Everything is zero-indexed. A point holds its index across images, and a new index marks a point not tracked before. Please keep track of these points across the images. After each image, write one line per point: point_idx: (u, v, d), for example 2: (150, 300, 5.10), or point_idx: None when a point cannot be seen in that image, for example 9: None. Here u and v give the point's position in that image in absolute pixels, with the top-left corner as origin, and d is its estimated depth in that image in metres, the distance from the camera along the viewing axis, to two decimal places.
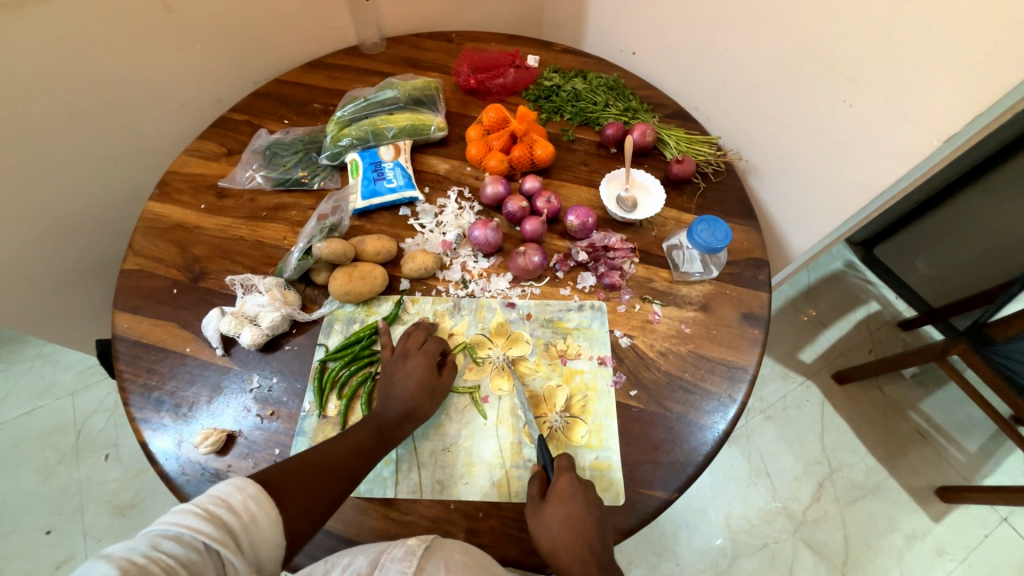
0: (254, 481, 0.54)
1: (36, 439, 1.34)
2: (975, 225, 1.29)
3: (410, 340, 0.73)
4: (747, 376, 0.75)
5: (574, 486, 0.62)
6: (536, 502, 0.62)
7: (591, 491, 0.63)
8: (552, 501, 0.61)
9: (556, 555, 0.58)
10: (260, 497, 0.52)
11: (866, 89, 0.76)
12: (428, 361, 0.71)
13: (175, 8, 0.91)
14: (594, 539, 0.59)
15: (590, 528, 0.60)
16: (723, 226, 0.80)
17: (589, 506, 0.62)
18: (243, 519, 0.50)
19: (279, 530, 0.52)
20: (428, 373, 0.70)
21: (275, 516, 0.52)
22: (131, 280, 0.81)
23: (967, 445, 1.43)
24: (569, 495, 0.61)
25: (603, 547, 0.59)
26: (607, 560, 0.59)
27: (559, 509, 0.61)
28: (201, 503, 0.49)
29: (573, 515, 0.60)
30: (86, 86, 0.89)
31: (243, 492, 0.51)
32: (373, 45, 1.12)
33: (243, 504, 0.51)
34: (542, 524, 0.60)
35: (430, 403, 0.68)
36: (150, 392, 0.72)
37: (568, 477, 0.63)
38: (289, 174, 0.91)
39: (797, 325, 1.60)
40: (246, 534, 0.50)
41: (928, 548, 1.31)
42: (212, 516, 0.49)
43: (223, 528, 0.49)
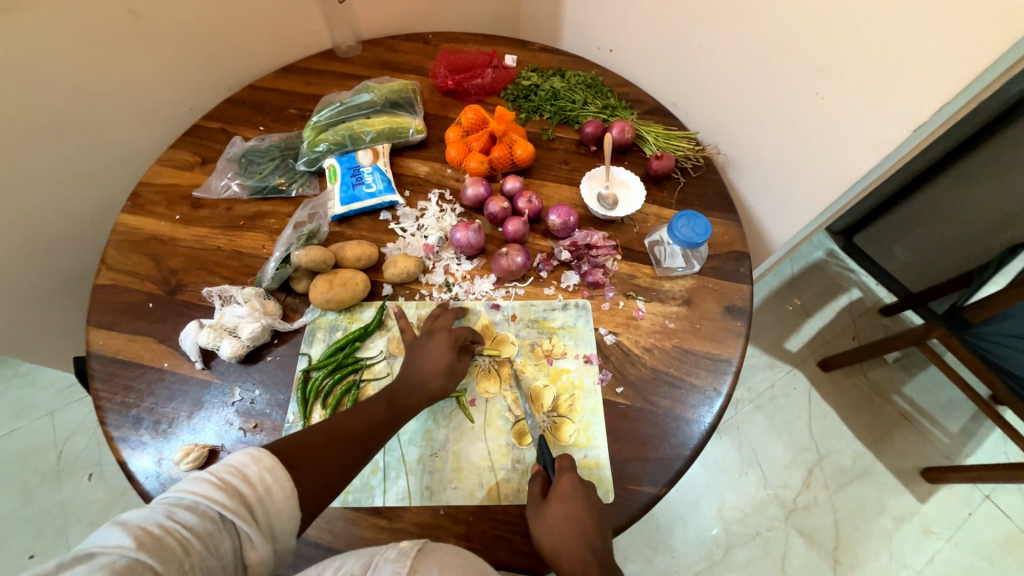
0: (269, 451, 0.53)
1: (14, 461, 1.30)
2: (948, 212, 1.32)
3: (437, 319, 0.74)
4: (731, 367, 0.76)
5: (577, 487, 0.62)
6: (538, 501, 0.62)
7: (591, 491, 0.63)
8: (555, 499, 0.61)
9: (559, 555, 0.58)
10: (276, 468, 0.51)
11: (836, 81, 0.77)
12: (453, 338, 0.72)
13: (142, 15, 0.89)
14: (595, 538, 0.59)
15: (592, 526, 0.59)
16: (703, 220, 0.81)
17: (590, 505, 0.61)
18: (258, 490, 0.49)
19: (294, 501, 0.51)
20: (449, 351, 0.70)
21: (290, 487, 0.51)
22: (105, 296, 0.79)
23: (949, 427, 1.47)
24: (571, 495, 0.61)
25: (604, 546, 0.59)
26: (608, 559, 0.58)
27: (559, 508, 0.60)
28: (217, 473, 0.49)
29: (573, 517, 0.59)
30: (51, 96, 0.86)
31: (259, 462, 0.50)
32: (348, 49, 1.10)
33: (259, 475, 0.50)
34: (542, 528, 0.60)
35: (447, 381, 0.68)
36: (128, 410, 0.70)
37: (569, 477, 0.63)
38: (266, 181, 0.89)
39: (782, 315, 1.62)
40: (262, 505, 0.49)
41: (915, 528, 1.34)
42: (227, 486, 0.48)
43: (239, 500, 0.48)
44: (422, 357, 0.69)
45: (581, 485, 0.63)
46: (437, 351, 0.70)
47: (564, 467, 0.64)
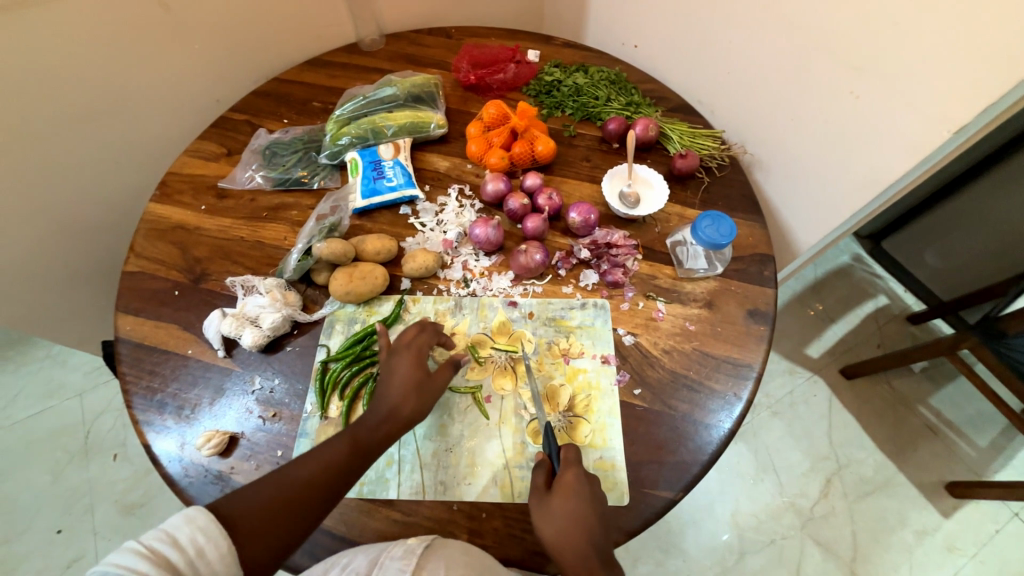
0: (204, 512, 0.53)
1: (46, 439, 1.35)
2: (985, 218, 1.27)
3: (400, 338, 0.69)
4: (753, 373, 0.74)
5: (582, 481, 0.61)
6: (542, 493, 0.61)
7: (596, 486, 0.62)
8: (557, 493, 0.60)
9: (561, 551, 0.57)
10: (209, 527, 0.51)
11: (872, 79, 0.74)
12: (415, 355, 0.67)
13: (173, 7, 0.91)
14: (597, 535, 0.58)
15: (595, 523, 0.59)
16: (727, 221, 0.79)
17: (594, 501, 0.60)
18: (190, 553, 0.49)
19: (231, 562, 0.51)
20: (416, 372, 0.66)
21: (225, 547, 0.51)
22: (134, 282, 0.81)
23: (978, 440, 1.41)
24: (576, 490, 0.60)
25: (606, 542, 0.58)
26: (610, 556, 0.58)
27: (563, 504, 0.59)
28: (145, 541, 0.49)
29: (576, 512, 0.59)
30: (84, 86, 0.89)
31: (191, 523, 0.51)
32: (372, 42, 1.11)
33: (191, 537, 0.50)
34: (545, 521, 0.59)
35: (418, 402, 0.65)
36: (153, 394, 0.72)
37: (574, 471, 0.61)
38: (289, 173, 0.90)
39: (803, 320, 1.58)
40: (195, 569, 0.49)
41: (938, 544, 1.30)
42: (156, 553, 0.48)
43: (168, 565, 0.48)
44: (391, 378, 0.66)
45: (587, 480, 0.61)
46: (401, 373, 0.66)
47: (570, 462, 0.62)
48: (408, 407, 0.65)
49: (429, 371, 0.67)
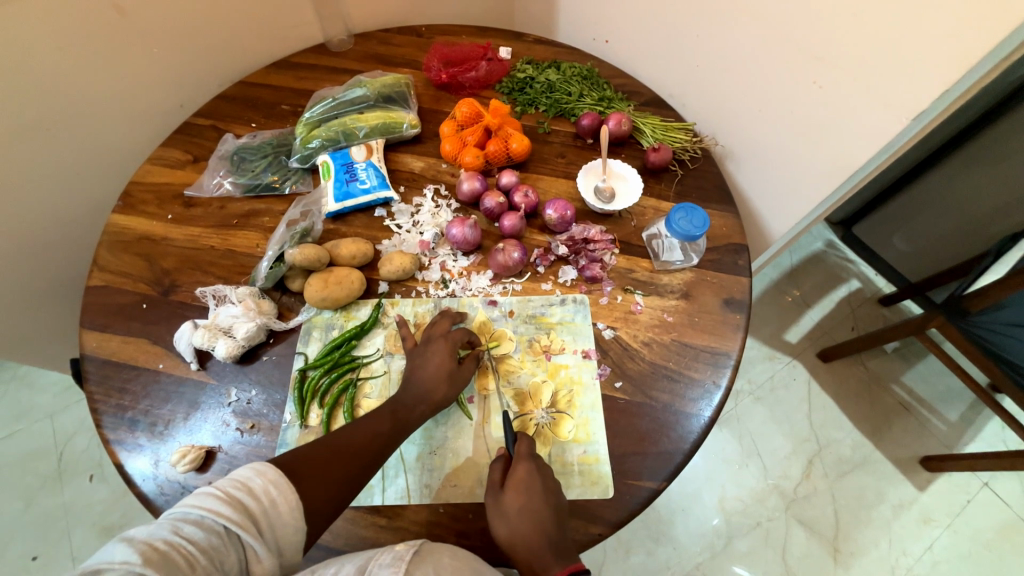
0: (273, 466, 0.54)
1: (15, 464, 1.30)
2: (948, 201, 1.32)
3: (435, 327, 0.72)
4: (730, 361, 0.76)
5: (532, 474, 0.62)
6: (495, 490, 0.62)
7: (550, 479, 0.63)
8: (510, 489, 0.61)
9: (514, 545, 0.58)
10: (280, 482, 0.52)
11: (836, 70, 0.76)
12: (450, 346, 0.70)
13: (129, 10, 0.87)
14: (549, 527, 0.59)
15: (547, 515, 0.59)
16: (700, 212, 0.80)
17: (547, 495, 0.61)
18: (263, 503, 0.51)
19: (299, 515, 0.52)
20: (450, 358, 0.69)
21: (294, 500, 0.52)
22: (99, 297, 0.78)
23: (948, 415, 1.47)
24: (526, 483, 0.61)
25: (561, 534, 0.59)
26: (563, 546, 0.59)
27: (516, 499, 0.60)
28: (221, 487, 0.50)
29: (530, 505, 0.59)
30: (37, 95, 0.85)
31: (263, 476, 0.52)
32: (340, 43, 1.09)
33: (264, 488, 0.51)
34: (499, 517, 0.60)
35: (449, 390, 0.67)
36: (124, 412, 0.70)
37: (525, 466, 0.62)
38: (258, 179, 0.88)
39: (781, 307, 1.62)
40: (267, 518, 0.50)
41: (914, 517, 1.35)
42: (232, 500, 0.49)
43: (244, 512, 0.49)
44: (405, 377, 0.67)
45: (539, 473, 0.62)
46: (433, 360, 0.69)
47: (521, 456, 0.63)
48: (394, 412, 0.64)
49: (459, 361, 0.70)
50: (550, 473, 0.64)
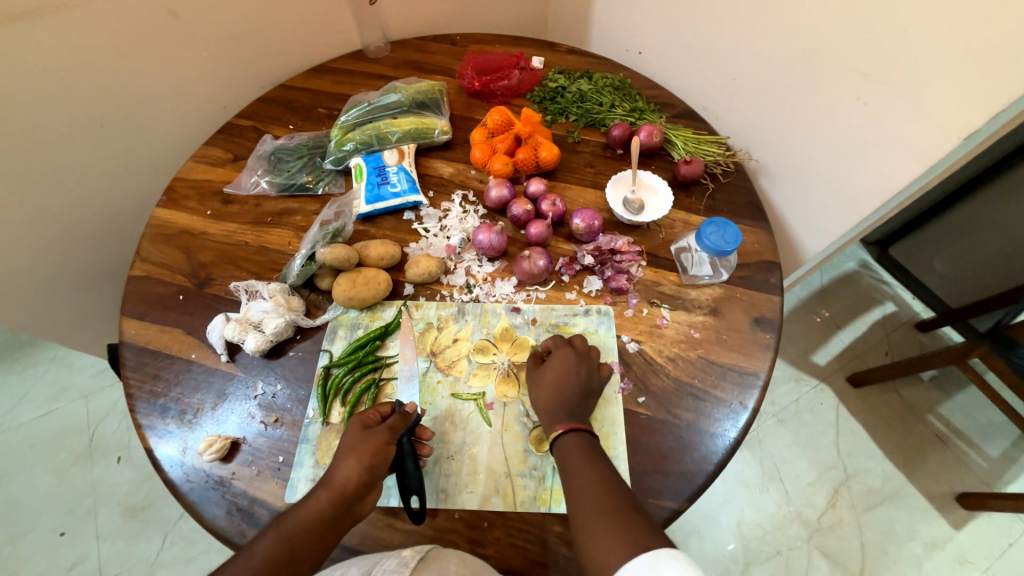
0: None
1: (50, 441, 1.36)
2: (996, 223, 1.25)
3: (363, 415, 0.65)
4: (759, 382, 0.73)
5: (566, 357, 0.69)
6: (536, 368, 0.71)
7: (585, 367, 0.69)
8: (549, 367, 0.69)
9: (538, 408, 0.68)
10: None
11: (882, 87, 0.74)
12: (363, 423, 0.64)
13: (182, 15, 0.92)
14: (571, 402, 0.66)
15: (570, 387, 0.67)
16: (733, 228, 0.78)
17: (581, 377, 0.68)
18: None
19: None
20: (357, 432, 0.62)
21: None
22: (139, 286, 0.81)
23: (989, 451, 1.39)
24: (563, 363, 0.69)
25: (579, 403, 0.66)
26: (577, 411, 0.65)
27: (552, 375, 0.68)
28: None
29: (560, 378, 0.68)
30: (95, 93, 0.90)
31: None
32: (377, 50, 1.12)
33: None
34: (535, 386, 0.69)
35: (355, 461, 0.60)
36: (156, 399, 0.72)
37: (564, 352, 0.70)
38: (293, 179, 0.91)
39: (809, 327, 1.56)
40: None
41: (948, 556, 1.27)
42: None
43: None
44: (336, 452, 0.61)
45: (574, 360, 0.69)
46: (344, 439, 0.62)
47: (560, 345, 0.71)
48: (339, 478, 0.59)
49: (371, 430, 0.63)
50: (590, 361, 0.70)
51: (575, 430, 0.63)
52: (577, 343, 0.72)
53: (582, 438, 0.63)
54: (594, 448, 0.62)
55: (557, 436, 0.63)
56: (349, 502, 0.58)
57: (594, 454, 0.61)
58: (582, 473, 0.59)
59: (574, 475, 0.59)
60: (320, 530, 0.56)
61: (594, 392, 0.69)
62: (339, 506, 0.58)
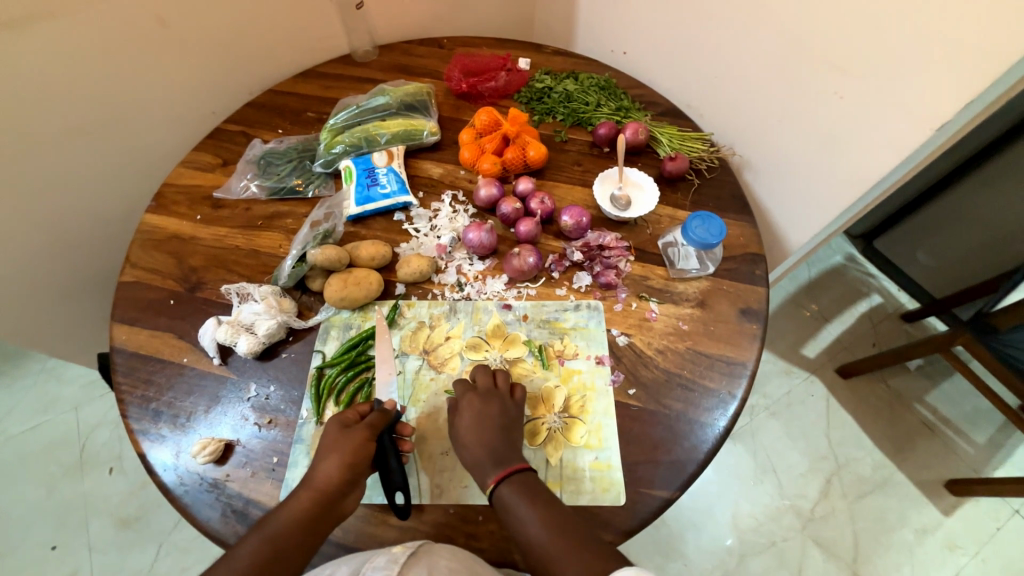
0: None
1: (40, 453, 1.34)
2: (974, 214, 1.29)
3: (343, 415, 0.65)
4: (746, 372, 0.75)
5: (473, 402, 0.67)
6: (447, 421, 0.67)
7: (497, 404, 0.67)
8: (460, 416, 0.66)
9: (468, 463, 0.64)
10: None
11: (857, 82, 0.76)
12: (342, 422, 0.64)
13: (169, 22, 0.92)
14: (493, 446, 0.63)
15: (488, 432, 0.64)
16: (717, 221, 0.80)
17: (491, 418, 0.65)
18: None
19: None
20: (334, 434, 0.63)
21: None
22: (130, 292, 0.81)
23: (975, 438, 1.42)
24: (471, 410, 0.66)
25: (502, 446, 0.64)
26: (504, 455, 0.63)
27: (464, 424, 0.65)
28: None
29: (477, 425, 0.65)
30: (83, 101, 0.90)
31: None
32: (365, 53, 1.13)
33: None
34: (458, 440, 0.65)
35: (337, 459, 0.60)
36: (148, 403, 0.72)
37: (470, 395, 0.68)
38: (284, 182, 0.91)
39: (799, 320, 1.59)
40: None
41: (939, 542, 1.29)
42: None
43: None
44: (321, 453, 0.62)
45: (483, 401, 0.67)
46: (323, 440, 0.63)
47: (466, 390, 0.69)
48: (319, 479, 0.60)
49: (348, 428, 0.63)
50: (499, 395, 0.68)
51: (507, 478, 0.61)
52: (482, 381, 0.69)
53: (517, 482, 0.61)
54: (531, 487, 0.61)
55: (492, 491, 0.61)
56: (332, 500, 0.59)
57: (532, 494, 0.60)
58: (532, 522, 0.58)
59: (525, 527, 0.58)
60: (305, 530, 0.57)
61: (515, 425, 0.67)
62: (322, 504, 0.59)
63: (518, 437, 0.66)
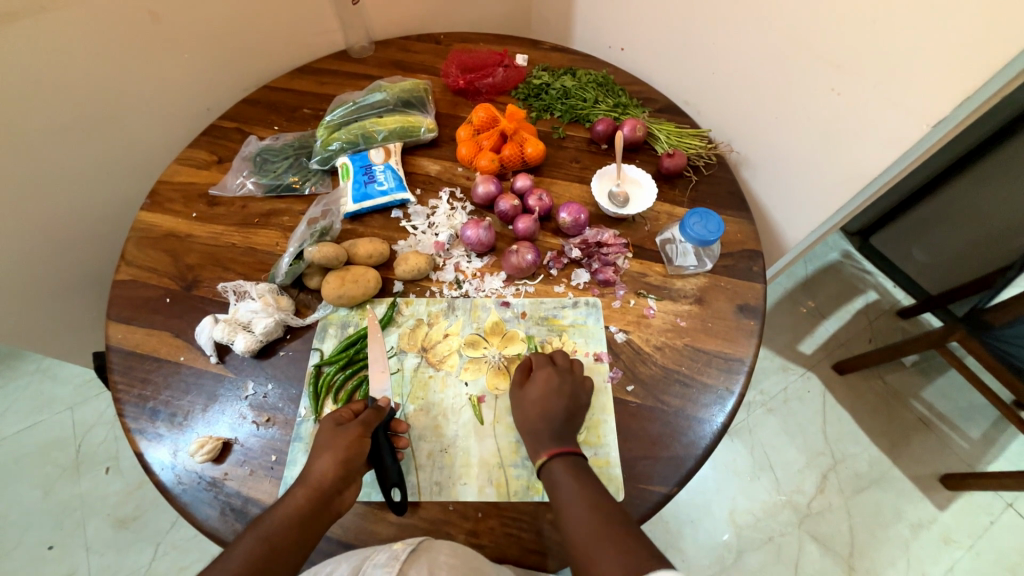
0: None
1: (36, 454, 1.34)
2: (967, 212, 1.29)
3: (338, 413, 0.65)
4: (745, 368, 0.75)
5: (550, 378, 0.69)
6: (519, 387, 0.70)
7: (569, 384, 0.69)
8: (532, 387, 0.69)
9: (524, 430, 0.67)
10: None
11: (853, 79, 0.76)
12: (335, 421, 0.64)
13: (162, 17, 0.91)
14: (557, 421, 0.65)
15: (557, 406, 0.66)
16: (715, 218, 0.80)
17: (564, 396, 0.68)
18: None
19: None
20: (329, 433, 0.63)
21: None
22: (125, 290, 0.80)
23: (970, 433, 1.43)
24: (546, 383, 0.68)
25: (565, 425, 0.66)
26: (563, 432, 0.65)
27: (535, 393, 0.68)
28: None
29: (545, 398, 0.67)
30: (75, 97, 0.89)
31: None
32: (361, 49, 1.12)
33: None
34: (521, 408, 0.68)
35: (331, 456, 0.60)
36: (144, 402, 0.72)
37: (546, 371, 0.70)
38: (280, 180, 0.91)
39: (795, 317, 1.60)
40: None
41: (934, 536, 1.31)
42: None
43: None
44: (316, 451, 0.61)
45: (559, 378, 0.69)
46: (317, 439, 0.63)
47: (541, 364, 0.71)
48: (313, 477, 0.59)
49: (342, 426, 0.64)
50: (574, 377, 0.70)
51: (560, 455, 0.63)
52: (559, 361, 0.71)
53: (569, 461, 0.62)
54: (581, 468, 0.62)
55: (543, 461, 0.63)
56: (326, 497, 0.59)
57: (583, 476, 0.61)
58: (575, 501, 0.58)
59: (565, 500, 0.59)
60: (298, 528, 0.56)
61: (581, 406, 0.68)
62: (316, 502, 0.58)
63: (580, 418, 0.68)
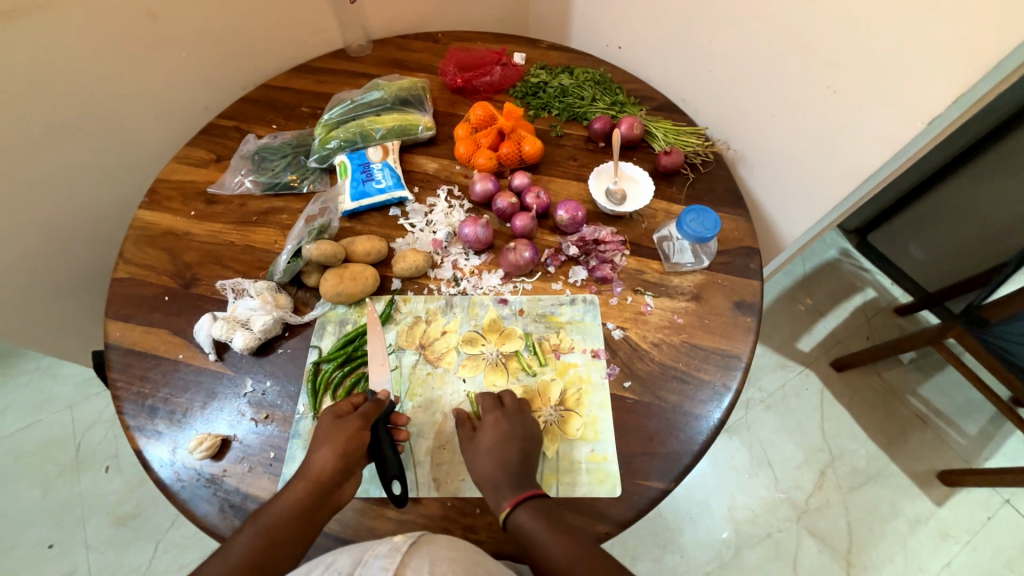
0: None
1: (36, 452, 1.34)
2: (965, 209, 1.31)
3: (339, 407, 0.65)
4: (741, 364, 0.75)
5: (499, 422, 0.66)
6: (468, 435, 0.67)
7: (521, 426, 0.67)
8: (482, 434, 0.66)
9: (480, 480, 0.64)
10: None
11: (848, 76, 0.77)
12: (335, 414, 0.64)
13: (160, 15, 0.91)
14: (513, 466, 0.63)
15: (511, 451, 0.64)
16: (711, 215, 0.80)
17: (516, 440, 0.65)
18: None
19: None
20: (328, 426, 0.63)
21: None
22: (123, 288, 0.81)
23: (967, 429, 1.43)
24: (496, 429, 0.66)
25: (521, 470, 0.63)
26: (520, 478, 0.63)
27: (487, 439, 0.65)
28: None
29: (499, 446, 0.64)
30: (72, 96, 0.89)
31: None
32: (359, 48, 1.12)
33: None
34: (476, 459, 0.64)
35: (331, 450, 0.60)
36: (144, 400, 0.72)
37: (495, 415, 0.67)
38: (278, 178, 0.91)
39: (793, 315, 1.60)
40: None
41: (931, 532, 1.31)
42: None
43: None
44: (316, 446, 0.62)
45: (508, 422, 0.67)
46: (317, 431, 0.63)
47: (490, 409, 0.68)
48: (313, 470, 0.60)
49: (342, 420, 0.63)
50: (525, 418, 0.68)
51: (523, 502, 0.60)
52: (508, 402, 0.69)
53: (534, 507, 0.60)
54: (547, 510, 0.61)
55: (508, 514, 0.60)
56: (325, 490, 0.59)
57: (550, 520, 0.60)
58: (550, 547, 0.57)
59: (541, 550, 0.57)
60: (298, 521, 0.57)
61: (534, 447, 0.66)
62: (316, 495, 0.59)
63: (535, 461, 0.66)
